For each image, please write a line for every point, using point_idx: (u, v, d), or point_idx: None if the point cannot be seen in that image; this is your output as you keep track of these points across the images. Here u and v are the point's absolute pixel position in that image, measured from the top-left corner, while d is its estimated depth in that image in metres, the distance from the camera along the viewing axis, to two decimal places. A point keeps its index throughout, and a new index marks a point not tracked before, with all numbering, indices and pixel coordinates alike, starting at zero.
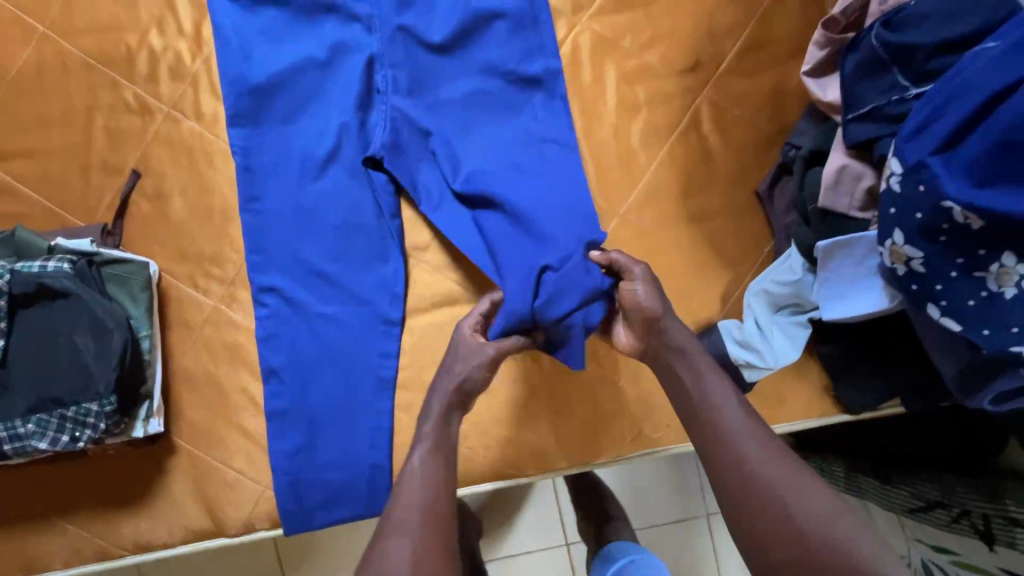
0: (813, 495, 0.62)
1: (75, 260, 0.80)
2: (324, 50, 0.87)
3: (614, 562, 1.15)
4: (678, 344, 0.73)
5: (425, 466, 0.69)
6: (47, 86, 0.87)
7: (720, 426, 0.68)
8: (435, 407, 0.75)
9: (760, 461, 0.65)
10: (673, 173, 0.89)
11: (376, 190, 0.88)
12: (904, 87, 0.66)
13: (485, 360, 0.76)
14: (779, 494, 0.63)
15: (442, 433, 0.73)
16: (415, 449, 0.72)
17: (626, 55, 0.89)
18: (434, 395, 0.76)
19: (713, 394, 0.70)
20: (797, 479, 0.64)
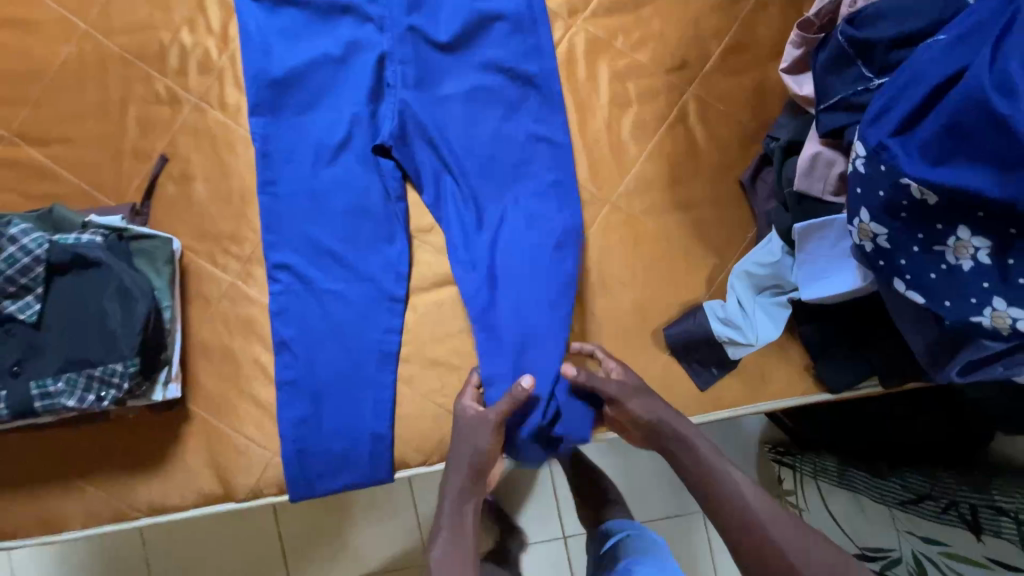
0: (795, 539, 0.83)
1: (107, 234, 0.86)
2: (338, 47, 0.94)
3: (614, 537, 1.22)
4: (681, 433, 0.90)
5: (448, 551, 0.90)
6: (85, 78, 0.95)
7: (728, 491, 0.87)
8: (461, 468, 0.91)
9: (760, 511, 0.86)
10: (661, 164, 0.95)
11: (384, 175, 0.95)
12: (869, 79, 0.72)
13: (490, 426, 0.89)
14: (772, 537, 0.83)
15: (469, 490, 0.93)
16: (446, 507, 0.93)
17: (617, 55, 0.95)
18: (455, 469, 0.92)
19: (717, 467, 0.89)
20: (785, 523, 0.84)
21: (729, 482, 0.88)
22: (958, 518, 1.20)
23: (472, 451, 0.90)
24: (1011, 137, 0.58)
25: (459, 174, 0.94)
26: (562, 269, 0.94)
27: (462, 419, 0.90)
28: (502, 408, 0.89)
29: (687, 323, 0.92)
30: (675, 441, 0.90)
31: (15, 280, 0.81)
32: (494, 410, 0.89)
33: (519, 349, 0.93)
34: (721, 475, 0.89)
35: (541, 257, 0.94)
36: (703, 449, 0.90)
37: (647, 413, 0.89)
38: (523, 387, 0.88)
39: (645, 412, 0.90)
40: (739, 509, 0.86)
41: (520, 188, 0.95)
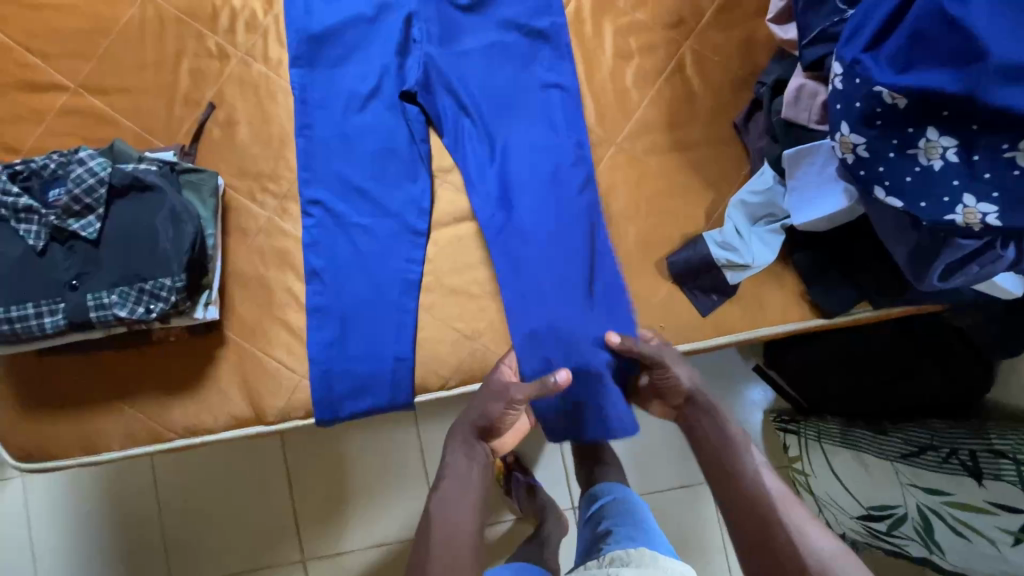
0: (792, 512, 0.85)
1: (160, 165, 0.96)
2: (371, 8, 1.05)
3: (599, 501, 1.26)
4: (711, 404, 0.97)
5: (440, 499, 0.94)
6: (146, 36, 1.06)
7: (739, 465, 0.91)
8: (469, 426, 0.98)
9: (766, 485, 0.89)
10: (661, 110, 1.04)
11: (409, 119, 1.04)
12: (842, 10, 0.82)
13: (506, 396, 0.94)
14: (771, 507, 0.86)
15: (476, 446, 0.98)
16: (452, 456, 0.98)
17: (620, 14, 1.06)
18: (466, 424, 0.98)
19: (734, 437, 0.94)
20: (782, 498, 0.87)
21: (746, 461, 0.91)
22: (960, 466, 1.17)
23: (482, 411, 0.96)
24: (964, 37, 0.68)
25: (478, 120, 1.04)
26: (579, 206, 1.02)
27: (488, 386, 0.96)
28: (528, 391, 0.94)
29: (687, 253, 1.00)
30: (706, 411, 0.97)
31: (80, 200, 0.90)
32: (521, 389, 0.94)
33: (538, 272, 1.01)
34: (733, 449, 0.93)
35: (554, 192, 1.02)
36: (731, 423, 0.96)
37: (687, 382, 0.96)
38: (556, 381, 0.93)
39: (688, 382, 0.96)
40: (745, 480, 0.89)
41: (534, 132, 1.04)
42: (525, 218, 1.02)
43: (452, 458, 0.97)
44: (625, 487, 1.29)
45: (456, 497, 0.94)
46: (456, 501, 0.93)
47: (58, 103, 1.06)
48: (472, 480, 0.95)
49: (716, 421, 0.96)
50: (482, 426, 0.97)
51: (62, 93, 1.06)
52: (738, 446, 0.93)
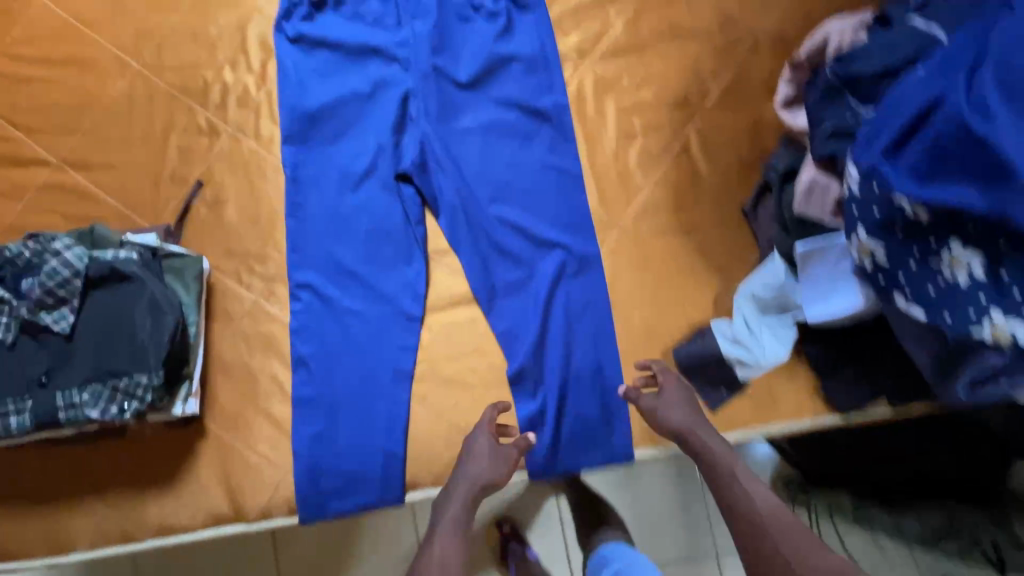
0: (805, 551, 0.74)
1: (142, 252, 0.92)
2: (367, 84, 1.02)
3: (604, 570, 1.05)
4: (705, 446, 0.87)
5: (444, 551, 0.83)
6: (135, 111, 1.03)
7: (747, 503, 0.81)
8: (458, 495, 0.87)
9: (773, 527, 0.78)
10: (667, 192, 1.00)
11: (404, 200, 1.00)
12: (857, 109, 0.79)
13: (485, 454, 0.89)
14: (777, 543, 0.76)
15: (466, 515, 0.87)
16: (435, 533, 0.85)
17: (623, 92, 1.03)
18: (452, 497, 0.88)
19: (730, 480, 0.84)
20: (796, 528, 0.78)
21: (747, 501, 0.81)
22: (985, 559, 1.11)
23: (468, 458, 0.90)
24: (988, 152, 0.62)
25: (475, 200, 1.00)
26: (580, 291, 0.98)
27: (470, 457, 0.89)
28: (507, 454, 0.90)
29: (695, 345, 0.95)
30: (705, 455, 0.87)
31: (54, 293, 0.85)
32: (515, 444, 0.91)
33: (536, 363, 0.96)
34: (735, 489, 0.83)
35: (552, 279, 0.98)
36: (732, 464, 0.85)
37: (682, 424, 0.88)
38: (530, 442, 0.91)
39: (679, 425, 0.88)
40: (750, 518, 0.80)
41: (533, 214, 1.00)
42: (527, 308, 0.98)
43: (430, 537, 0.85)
44: (634, 548, 1.08)
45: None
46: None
47: (40, 178, 1.02)
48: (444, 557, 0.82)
49: (714, 466, 0.86)
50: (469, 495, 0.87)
51: (43, 169, 1.02)
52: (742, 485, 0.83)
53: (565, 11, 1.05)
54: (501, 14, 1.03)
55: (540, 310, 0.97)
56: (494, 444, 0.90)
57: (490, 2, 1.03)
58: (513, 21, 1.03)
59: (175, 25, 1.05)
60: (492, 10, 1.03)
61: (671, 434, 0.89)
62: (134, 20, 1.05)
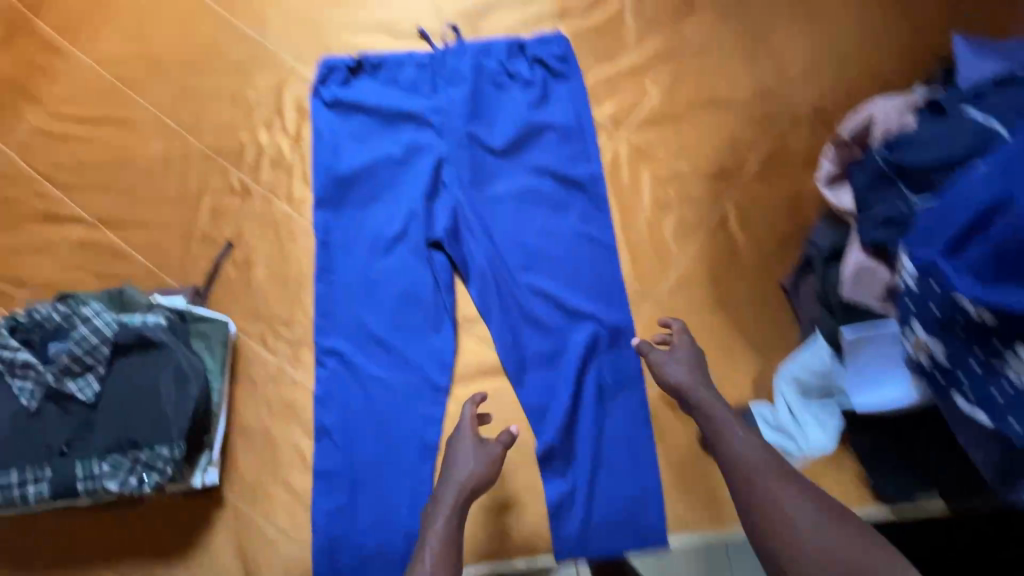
0: (810, 529, 0.65)
1: (171, 315, 0.91)
2: (401, 150, 1.02)
3: None
4: (705, 404, 0.79)
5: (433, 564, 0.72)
6: (169, 170, 1.04)
7: (756, 482, 0.70)
8: (446, 501, 0.78)
9: (788, 504, 0.68)
10: (704, 265, 0.98)
11: (435, 267, 0.99)
12: (908, 198, 0.76)
13: (467, 441, 0.83)
14: (797, 530, 0.66)
15: (454, 529, 0.76)
16: (426, 545, 0.74)
17: (658, 162, 1.02)
18: (439, 505, 0.78)
19: (728, 439, 0.75)
20: (790, 493, 0.69)
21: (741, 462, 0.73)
22: None
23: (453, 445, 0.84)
24: None
25: (506, 269, 0.98)
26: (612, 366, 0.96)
27: (455, 456, 0.82)
28: (490, 454, 0.82)
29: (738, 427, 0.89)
30: (704, 414, 0.79)
31: (81, 360, 0.84)
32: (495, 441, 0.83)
33: (565, 440, 0.92)
34: (730, 450, 0.74)
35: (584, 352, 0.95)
36: (730, 421, 0.77)
37: (685, 379, 0.81)
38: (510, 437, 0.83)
39: (679, 380, 0.82)
40: (761, 495, 0.69)
41: (564, 284, 0.98)
42: (558, 382, 0.95)
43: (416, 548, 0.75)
44: None
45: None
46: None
47: (73, 236, 1.02)
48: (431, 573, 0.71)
49: (712, 421, 0.77)
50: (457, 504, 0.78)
51: (77, 226, 1.03)
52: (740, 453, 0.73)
53: (600, 80, 1.04)
54: (537, 83, 1.03)
55: (571, 385, 0.94)
56: (478, 446, 0.82)
57: (526, 71, 1.03)
58: (549, 90, 1.03)
59: (214, 86, 1.06)
60: (527, 79, 1.03)
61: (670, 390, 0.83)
62: (174, 82, 1.06)
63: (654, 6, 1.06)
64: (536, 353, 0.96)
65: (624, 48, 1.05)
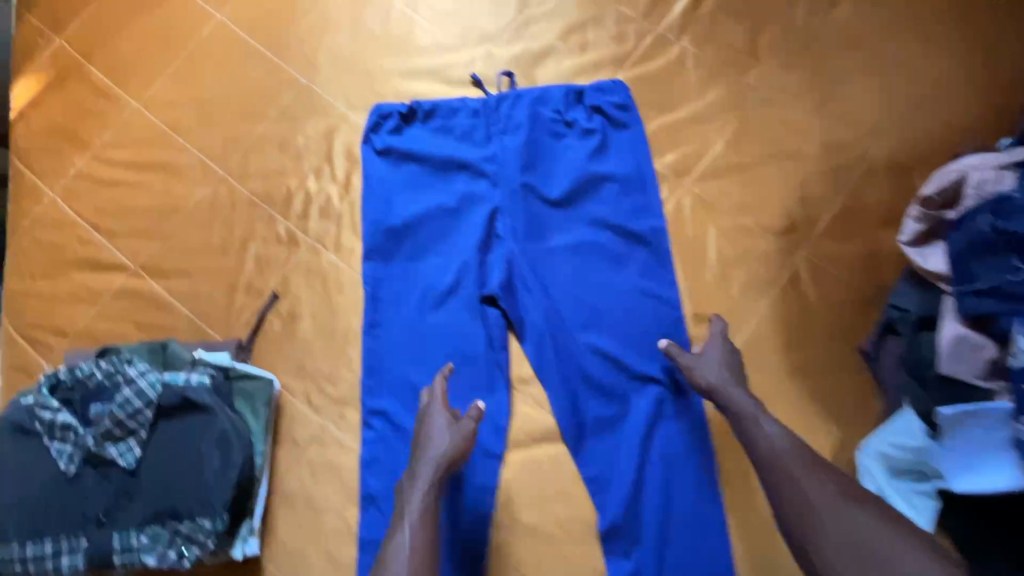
0: (830, 512, 0.68)
1: (214, 373, 0.87)
2: (453, 200, 0.98)
3: None
4: (735, 404, 0.81)
5: (411, 538, 0.75)
6: (215, 217, 1.01)
7: (787, 472, 0.73)
8: (422, 477, 0.80)
9: (811, 490, 0.70)
10: (774, 326, 0.92)
11: (488, 324, 0.94)
12: (1020, 268, 0.70)
13: (439, 413, 0.84)
14: (820, 515, 0.68)
15: (430, 505, 0.78)
16: (404, 522, 0.76)
17: (723, 216, 0.97)
18: (416, 480, 0.80)
19: (759, 435, 0.77)
20: (815, 478, 0.71)
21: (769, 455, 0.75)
22: None
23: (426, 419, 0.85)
24: None
25: (563, 327, 0.93)
26: (679, 434, 0.89)
27: (426, 433, 0.83)
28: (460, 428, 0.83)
29: None
30: (736, 414, 0.80)
31: (123, 425, 0.80)
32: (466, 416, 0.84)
33: (628, 515, 0.86)
34: (761, 444, 0.76)
35: (647, 419, 0.89)
36: (758, 417, 0.79)
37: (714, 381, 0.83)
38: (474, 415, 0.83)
39: (712, 381, 0.83)
40: (788, 484, 0.72)
41: (625, 344, 0.92)
42: (620, 450, 0.89)
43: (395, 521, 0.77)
44: None
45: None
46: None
47: (115, 284, 1.00)
48: (410, 546, 0.74)
49: (742, 422, 0.79)
50: (434, 479, 0.80)
51: (120, 274, 1.00)
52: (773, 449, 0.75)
53: (661, 130, 1.01)
54: (595, 132, 0.99)
55: (637, 456, 0.87)
56: (449, 423, 0.84)
57: (584, 119, 0.99)
58: (609, 139, 0.99)
59: (263, 132, 1.04)
60: (586, 127, 0.99)
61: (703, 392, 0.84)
62: (222, 127, 1.04)
63: (718, 53, 1.02)
64: (596, 419, 0.90)
65: (686, 97, 1.02)
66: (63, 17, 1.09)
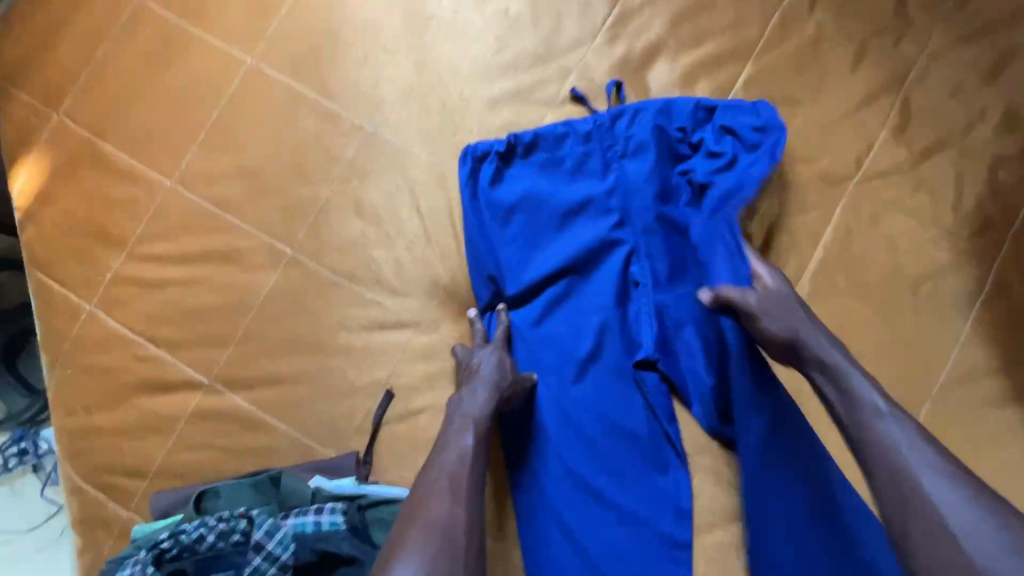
0: (948, 513, 0.51)
1: (345, 508, 0.73)
2: (574, 249, 0.81)
3: None
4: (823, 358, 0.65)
5: (472, 451, 0.66)
6: (294, 307, 0.84)
7: (891, 456, 0.55)
8: (483, 390, 0.72)
9: (929, 488, 0.52)
10: (986, 345, 0.78)
11: (647, 393, 0.79)
12: None
13: (497, 342, 0.79)
14: (933, 512, 0.51)
15: (485, 425, 0.70)
16: (461, 430, 0.68)
17: (902, 221, 0.81)
18: (478, 387, 0.73)
19: (860, 404, 0.60)
20: (932, 466, 0.54)
21: (861, 417, 0.59)
22: None
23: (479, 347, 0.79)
24: None
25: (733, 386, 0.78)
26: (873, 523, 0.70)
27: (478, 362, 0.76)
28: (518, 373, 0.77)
29: None
30: (818, 368, 0.65)
31: None
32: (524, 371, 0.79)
33: None
34: (858, 412, 0.60)
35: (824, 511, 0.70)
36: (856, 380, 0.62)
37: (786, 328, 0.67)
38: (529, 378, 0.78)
39: (782, 328, 0.67)
40: (893, 471, 0.55)
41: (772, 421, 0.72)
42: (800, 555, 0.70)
43: (451, 429, 0.69)
44: None
45: (444, 478, 0.63)
46: (439, 489, 0.62)
47: (190, 405, 0.83)
48: (472, 455, 0.66)
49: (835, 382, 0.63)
50: (494, 402, 0.72)
51: (194, 393, 0.83)
52: (867, 414, 0.59)
53: (809, 127, 0.84)
54: (725, 157, 0.82)
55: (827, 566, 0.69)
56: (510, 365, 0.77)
57: (713, 140, 0.82)
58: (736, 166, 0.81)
59: (330, 195, 0.85)
60: (714, 150, 0.82)
61: (776, 347, 0.68)
62: (280, 196, 0.86)
63: (863, 25, 0.85)
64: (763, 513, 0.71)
65: (834, 81, 0.85)
66: (59, 87, 0.89)
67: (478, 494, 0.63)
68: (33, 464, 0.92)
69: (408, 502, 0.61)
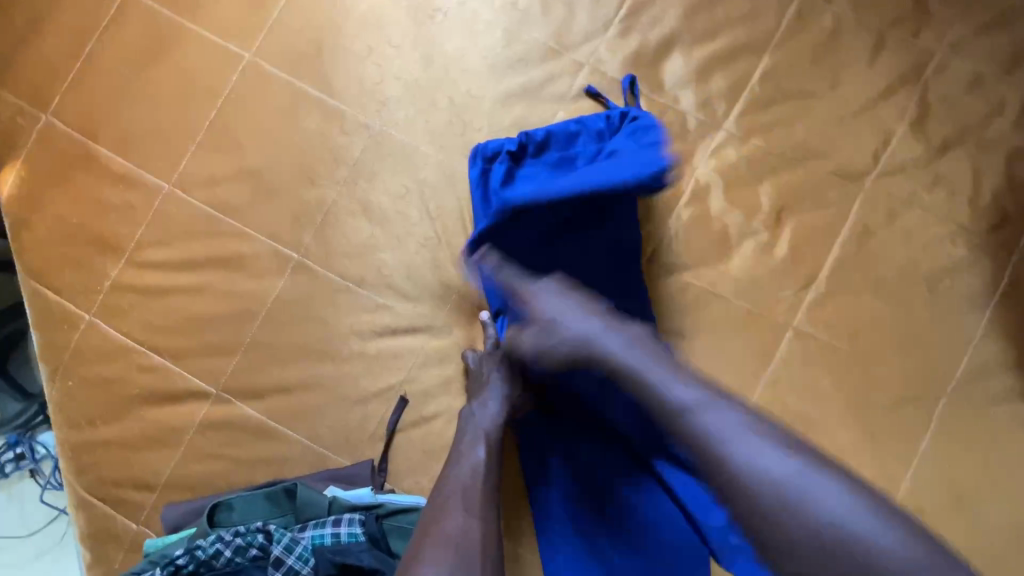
0: (781, 493, 0.46)
1: (363, 519, 0.71)
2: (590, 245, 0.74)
3: None
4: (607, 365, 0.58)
5: (485, 463, 0.64)
6: (303, 313, 0.82)
7: (715, 448, 0.50)
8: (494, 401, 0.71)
9: (751, 468, 0.48)
10: (1002, 339, 0.78)
11: None
12: None
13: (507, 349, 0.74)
14: (766, 498, 0.46)
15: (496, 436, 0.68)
16: (473, 442, 0.66)
17: (920, 216, 0.81)
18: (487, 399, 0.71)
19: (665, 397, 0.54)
20: (746, 441, 0.49)
21: (677, 411, 0.53)
22: None
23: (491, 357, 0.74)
24: None
25: None
26: None
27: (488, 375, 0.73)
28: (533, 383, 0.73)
29: None
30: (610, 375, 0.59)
31: None
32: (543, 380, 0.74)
33: None
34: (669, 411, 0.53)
35: None
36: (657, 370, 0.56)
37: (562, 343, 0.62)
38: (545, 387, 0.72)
39: (572, 344, 0.61)
40: (722, 468, 0.49)
41: None
42: None
43: (463, 443, 0.67)
44: None
45: (459, 492, 0.61)
46: (453, 502, 0.60)
47: (198, 416, 0.81)
48: (486, 467, 0.64)
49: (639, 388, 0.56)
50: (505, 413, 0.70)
51: (201, 403, 0.81)
52: (673, 411, 0.53)
53: (826, 121, 0.83)
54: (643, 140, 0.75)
55: None
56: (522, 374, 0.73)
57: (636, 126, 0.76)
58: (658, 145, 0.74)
59: (336, 196, 0.83)
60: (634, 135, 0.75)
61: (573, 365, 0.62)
62: (284, 199, 0.83)
63: (881, 15, 0.83)
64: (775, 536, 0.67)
65: (852, 74, 0.83)
66: (46, 87, 0.85)
67: (494, 505, 0.61)
68: (29, 469, 0.90)
69: (421, 518, 0.60)
